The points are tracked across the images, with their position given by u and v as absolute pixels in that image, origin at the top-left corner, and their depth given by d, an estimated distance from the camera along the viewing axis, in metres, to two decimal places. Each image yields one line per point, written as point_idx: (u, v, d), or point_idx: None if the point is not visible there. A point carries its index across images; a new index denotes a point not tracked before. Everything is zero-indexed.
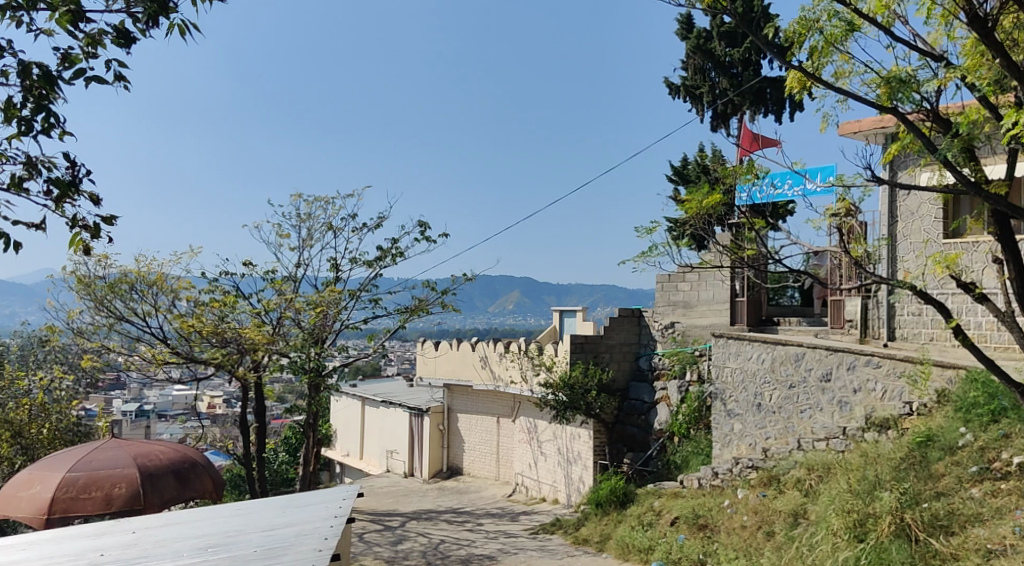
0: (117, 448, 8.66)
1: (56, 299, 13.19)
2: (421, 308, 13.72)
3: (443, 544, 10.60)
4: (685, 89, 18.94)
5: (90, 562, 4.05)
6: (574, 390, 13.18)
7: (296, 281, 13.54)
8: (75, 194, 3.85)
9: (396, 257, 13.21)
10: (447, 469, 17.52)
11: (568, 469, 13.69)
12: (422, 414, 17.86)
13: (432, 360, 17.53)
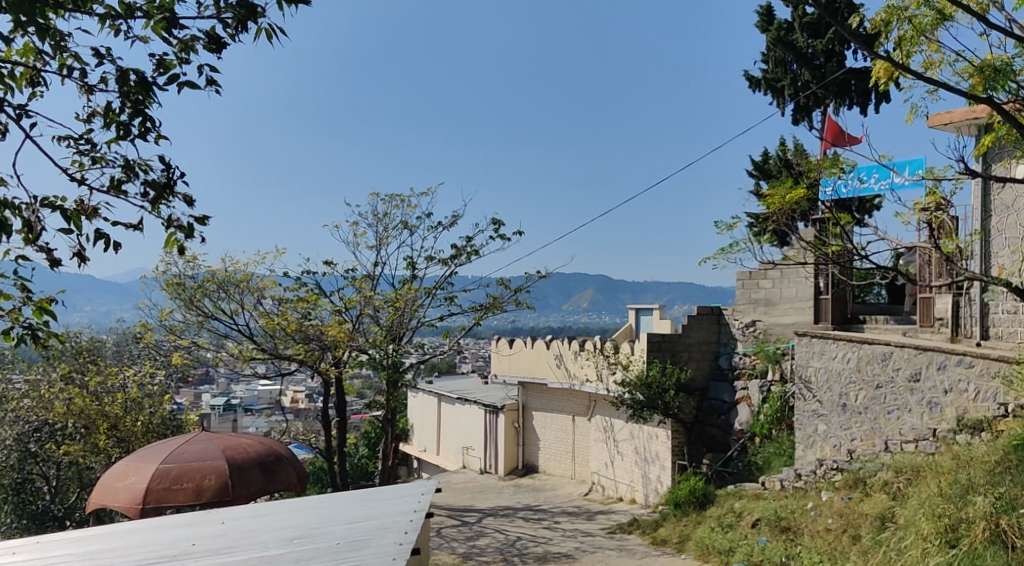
0: (206, 441, 8.96)
1: (148, 298, 13.64)
2: (496, 306, 13.75)
3: (520, 540, 10.66)
4: (766, 82, 18.58)
5: (183, 552, 4.18)
6: (651, 389, 13.04)
7: (373, 278, 13.75)
8: (172, 198, 3.88)
9: (471, 255, 13.28)
10: (523, 467, 17.62)
11: (646, 468, 13.59)
12: (498, 411, 18.04)
13: (507, 357, 17.59)
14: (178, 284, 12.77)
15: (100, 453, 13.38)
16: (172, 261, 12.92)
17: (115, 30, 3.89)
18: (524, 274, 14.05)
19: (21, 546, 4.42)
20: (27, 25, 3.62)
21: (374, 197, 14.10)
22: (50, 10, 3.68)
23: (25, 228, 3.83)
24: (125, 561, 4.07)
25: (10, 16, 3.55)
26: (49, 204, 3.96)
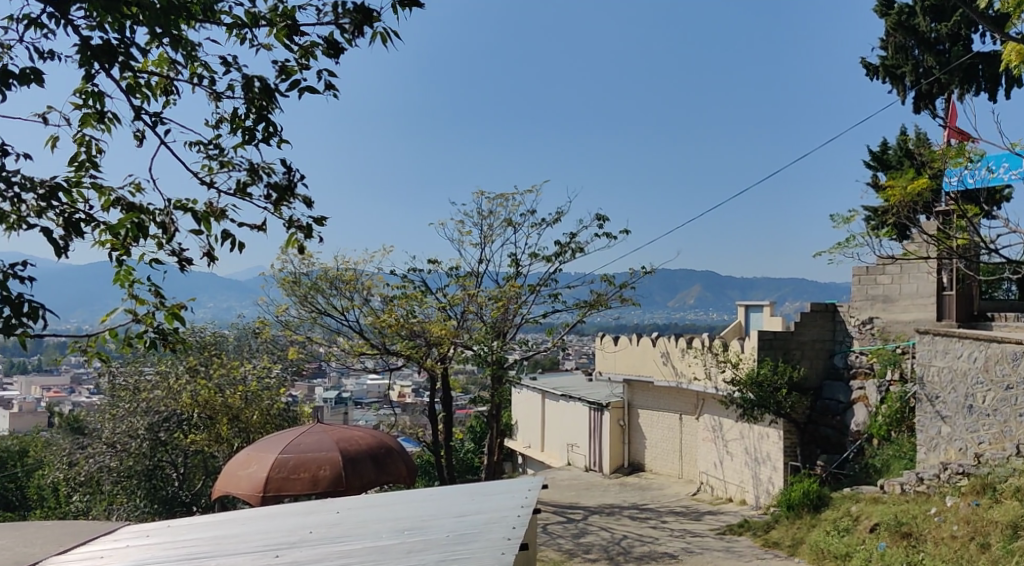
0: (320, 433, 9.29)
1: (266, 295, 14.20)
2: (600, 302, 13.88)
3: (626, 539, 10.60)
4: (885, 69, 18.06)
5: (300, 540, 4.33)
6: (763, 388, 12.80)
7: (478, 276, 13.94)
8: (297, 201, 4.02)
9: (576, 252, 13.30)
10: (628, 465, 17.54)
11: (756, 469, 13.29)
12: (603, 409, 18.08)
13: (612, 354, 17.66)
14: (295, 281, 13.41)
15: (223, 442, 14.11)
16: (288, 259, 13.46)
17: (241, 39, 4.07)
18: (629, 270, 14.02)
19: (153, 530, 4.67)
20: (162, 36, 3.82)
21: (478, 195, 14.38)
22: (184, 21, 3.87)
23: (160, 231, 4.03)
24: (248, 547, 4.25)
25: (148, 29, 3.76)
26: (181, 207, 4.15)
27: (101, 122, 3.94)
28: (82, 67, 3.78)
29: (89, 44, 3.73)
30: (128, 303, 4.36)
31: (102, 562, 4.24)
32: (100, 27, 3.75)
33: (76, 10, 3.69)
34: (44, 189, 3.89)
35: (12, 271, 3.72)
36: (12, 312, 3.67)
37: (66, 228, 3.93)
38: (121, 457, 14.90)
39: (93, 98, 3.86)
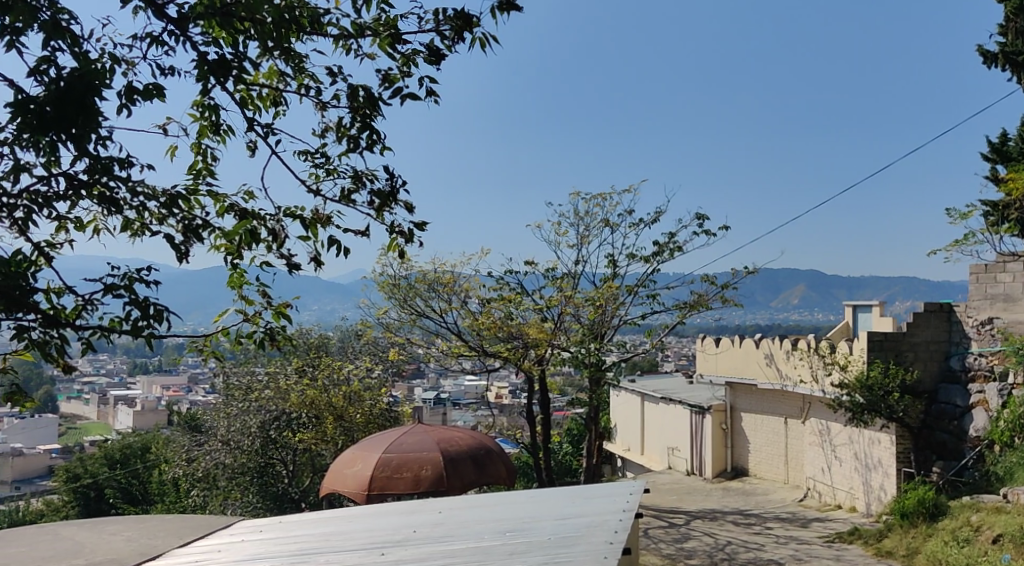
0: (422, 433, 9.49)
1: (367, 298, 14.53)
2: (701, 303, 13.58)
3: (730, 545, 10.42)
4: (1004, 55, 17.01)
5: (405, 539, 4.42)
6: (873, 392, 12.20)
7: (575, 277, 13.91)
8: (402, 207, 4.03)
9: (675, 252, 13.13)
10: (731, 469, 17.23)
11: (867, 476, 12.83)
12: (705, 412, 17.79)
13: (714, 356, 17.39)
14: (394, 284, 13.64)
15: (330, 441, 14.48)
16: (387, 263, 13.71)
17: (347, 50, 4.15)
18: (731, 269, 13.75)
19: (266, 525, 4.84)
20: (273, 49, 3.94)
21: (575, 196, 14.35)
22: (294, 33, 3.98)
23: (271, 236, 4.15)
24: (354, 545, 4.35)
25: (260, 43, 3.89)
26: (291, 213, 4.26)
27: (216, 133, 4.09)
28: (200, 82, 3.93)
29: (206, 59, 3.89)
30: (238, 304, 4.41)
31: (221, 555, 4.43)
32: (216, 43, 3.90)
33: (195, 27, 3.84)
34: (165, 198, 4.06)
35: (139, 276, 4.01)
36: (140, 314, 3.88)
37: (185, 234, 4.09)
38: (234, 454, 15.41)
39: (209, 110, 4.01)
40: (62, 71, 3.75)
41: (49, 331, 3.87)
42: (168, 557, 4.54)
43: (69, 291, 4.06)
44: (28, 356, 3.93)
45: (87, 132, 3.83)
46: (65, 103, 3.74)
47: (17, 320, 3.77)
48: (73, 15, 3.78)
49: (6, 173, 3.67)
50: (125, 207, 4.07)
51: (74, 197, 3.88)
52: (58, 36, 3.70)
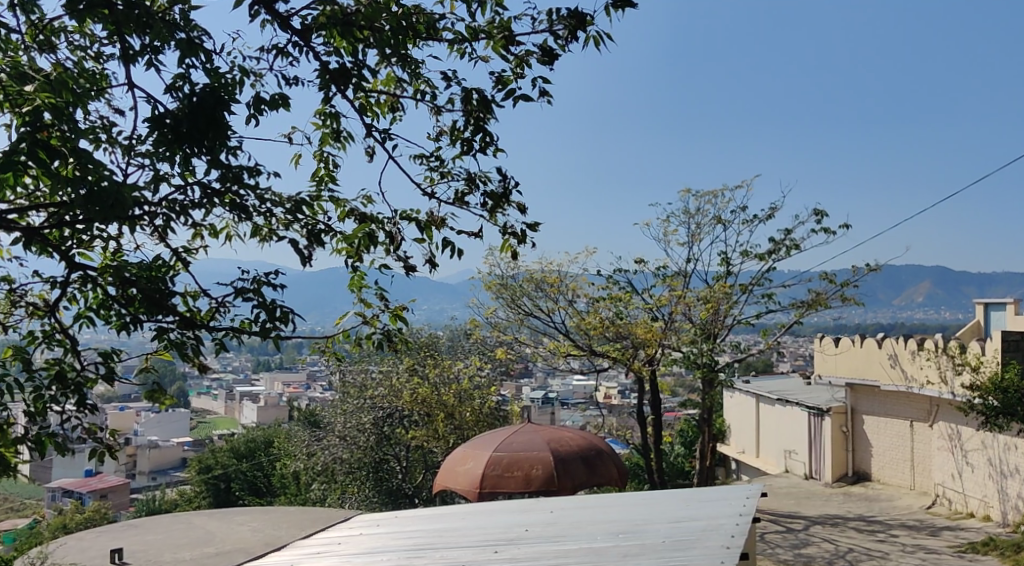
0: (532, 432, 9.65)
1: (476, 298, 14.67)
2: (820, 301, 13.25)
3: (852, 552, 10.08)
4: None
5: (518, 537, 4.43)
6: (1007, 395, 11.44)
7: (686, 277, 13.86)
8: (517, 209, 4.01)
9: (791, 250, 12.81)
10: (854, 474, 16.66)
11: (1002, 483, 12.07)
12: (824, 414, 17.25)
13: (833, 357, 16.78)
14: (502, 283, 13.81)
15: (441, 438, 14.92)
16: (495, 263, 13.86)
17: (461, 54, 4.20)
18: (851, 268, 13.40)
19: (383, 519, 4.93)
20: (391, 56, 4.03)
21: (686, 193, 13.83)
22: (410, 40, 4.06)
23: (389, 239, 4.25)
24: (468, 542, 4.40)
25: (378, 51, 4.00)
26: (407, 217, 4.35)
27: (337, 140, 4.24)
28: (322, 91, 4.08)
29: (328, 68, 4.03)
30: (357, 306, 4.53)
31: (341, 547, 4.53)
32: (337, 52, 4.02)
33: (317, 37, 3.98)
34: (290, 204, 4.25)
35: (267, 279, 4.18)
36: (267, 316, 4.05)
37: (308, 239, 4.27)
38: (352, 449, 15.85)
39: (330, 118, 4.16)
40: (195, 86, 3.97)
41: (185, 332, 4.07)
42: (291, 548, 4.65)
43: (203, 295, 4.33)
44: (166, 356, 4.20)
45: (218, 144, 4.03)
46: (198, 116, 3.93)
47: (158, 321, 4.03)
48: (205, 32, 3.99)
49: (147, 184, 3.96)
50: (253, 214, 4.30)
51: (207, 205, 4.18)
52: (193, 53, 3.93)
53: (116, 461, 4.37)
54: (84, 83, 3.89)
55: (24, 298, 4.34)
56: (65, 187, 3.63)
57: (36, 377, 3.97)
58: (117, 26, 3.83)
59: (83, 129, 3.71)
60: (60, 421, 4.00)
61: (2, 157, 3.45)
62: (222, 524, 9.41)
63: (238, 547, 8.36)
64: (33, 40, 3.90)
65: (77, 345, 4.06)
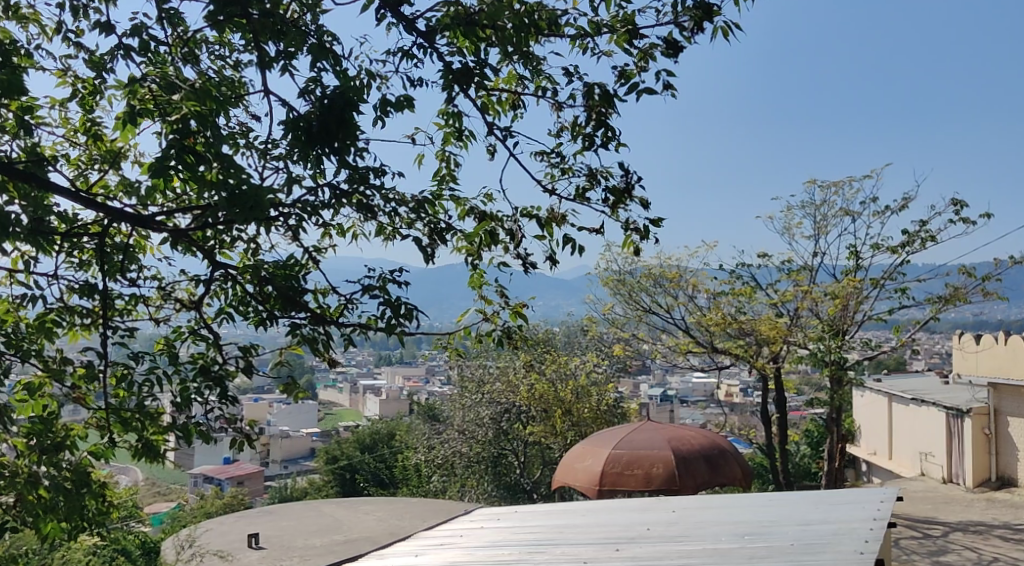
0: (653, 431, 9.73)
1: (593, 293, 14.73)
2: (958, 296, 12.52)
3: (994, 562, 9.52)
4: None
5: (639, 535, 4.39)
6: None
7: (812, 270, 13.44)
8: (641, 204, 3.92)
9: (927, 241, 12.14)
10: (997, 479, 15.75)
11: None
12: (963, 414, 16.41)
13: (974, 355, 15.93)
14: (619, 279, 13.80)
15: (558, 435, 14.98)
16: (611, 258, 13.85)
17: (584, 50, 4.16)
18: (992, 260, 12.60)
19: (502, 513, 4.97)
20: (513, 53, 4.05)
21: (810, 184, 13.20)
22: (533, 38, 4.06)
23: (509, 236, 4.23)
24: (588, 539, 4.38)
25: (501, 49, 4.03)
26: (527, 214, 4.32)
27: (459, 139, 4.28)
28: (446, 91, 4.13)
29: (451, 68, 4.07)
30: (478, 303, 4.52)
31: (461, 540, 4.58)
32: (460, 51, 4.07)
33: (441, 38, 4.03)
34: (413, 204, 4.30)
35: (391, 277, 4.28)
36: (392, 313, 4.15)
37: (431, 236, 4.30)
38: (471, 444, 16.22)
39: (453, 118, 4.20)
40: (326, 89, 4.11)
41: (317, 328, 4.24)
42: (414, 538, 4.75)
43: (333, 292, 4.46)
44: (298, 350, 4.34)
45: (347, 145, 4.15)
46: (329, 118, 4.08)
47: (291, 318, 4.22)
48: (335, 36, 4.12)
49: (282, 186, 4.14)
50: (380, 213, 4.39)
51: (336, 205, 4.31)
52: (324, 57, 4.06)
53: (253, 450, 4.59)
54: (224, 90, 4.10)
55: (172, 295, 4.62)
56: (210, 189, 3.82)
57: (183, 370, 4.16)
58: (255, 35, 4.01)
59: (224, 135, 3.90)
60: (204, 411, 4.16)
61: (154, 163, 3.69)
62: (349, 512, 9.78)
63: (365, 536, 8.66)
64: (179, 52, 4.13)
65: (219, 340, 4.29)
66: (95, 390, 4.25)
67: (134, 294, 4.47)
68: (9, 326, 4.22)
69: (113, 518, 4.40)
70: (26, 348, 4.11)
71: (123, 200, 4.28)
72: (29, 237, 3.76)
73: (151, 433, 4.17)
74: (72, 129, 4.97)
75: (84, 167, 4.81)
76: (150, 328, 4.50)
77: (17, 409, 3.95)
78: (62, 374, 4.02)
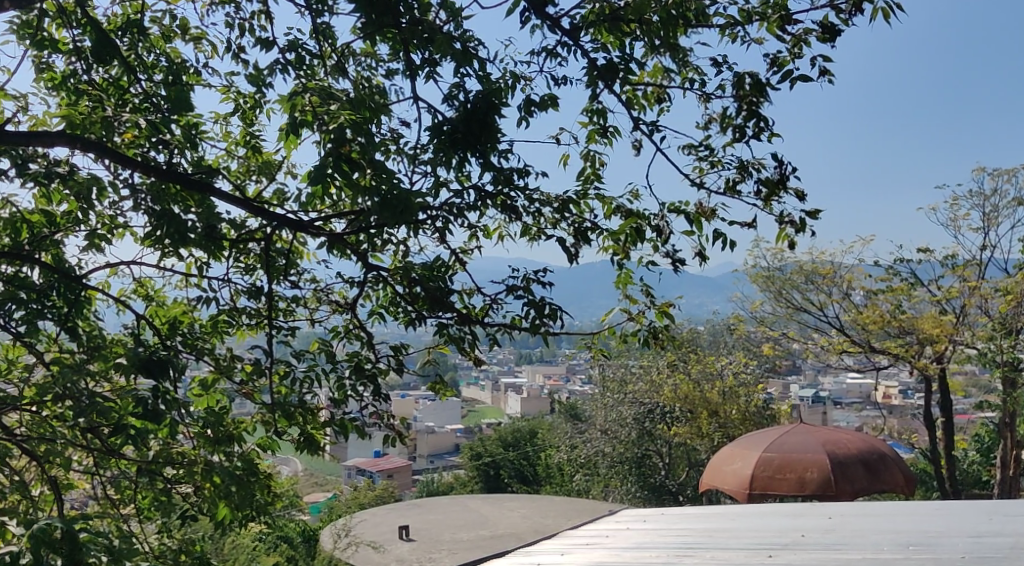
0: (807, 434, 9.46)
1: (740, 292, 14.81)
2: None
3: None
4: None
5: (793, 542, 4.22)
6: None
7: (979, 265, 12.45)
8: (797, 194, 3.77)
9: None
10: None
11: None
12: None
13: None
14: (768, 276, 13.66)
15: (704, 436, 14.82)
16: (761, 255, 13.70)
17: (733, 39, 4.04)
18: None
19: (649, 515, 4.92)
20: (660, 47, 3.97)
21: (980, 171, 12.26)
22: (681, 29, 3.96)
23: (655, 232, 4.16)
24: (739, 543, 4.26)
25: (647, 42, 3.96)
26: (675, 210, 4.23)
27: (604, 136, 4.25)
28: (591, 88, 4.09)
29: (596, 65, 4.04)
30: (622, 303, 4.45)
31: (607, 540, 4.56)
32: (605, 48, 4.04)
33: (586, 35, 4.02)
34: (558, 203, 4.31)
35: (536, 277, 4.27)
36: (535, 313, 4.15)
37: (575, 236, 4.27)
38: (613, 444, 16.21)
39: (598, 114, 4.18)
40: (469, 93, 4.16)
41: (463, 328, 4.36)
42: (559, 537, 4.77)
43: (477, 292, 4.53)
44: (445, 349, 4.49)
45: (490, 147, 4.20)
46: (472, 122, 4.12)
47: (438, 318, 4.30)
48: (478, 40, 4.17)
49: (429, 189, 4.25)
50: (523, 213, 4.44)
51: (482, 207, 4.38)
52: (469, 61, 4.12)
53: (404, 445, 4.74)
54: (375, 99, 4.24)
55: (328, 296, 4.83)
56: (363, 195, 3.95)
57: (340, 367, 4.37)
58: (404, 44, 4.12)
59: (376, 141, 4.06)
60: (359, 407, 4.38)
61: (314, 170, 3.83)
62: (495, 509, 9.97)
63: (510, 532, 8.81)
64: (330, 64, 4.30)
65: (372, 340, 4.50)
66: (260, 387, 4.51)
67: (293, 295, 4.72)
68: (185, 326, 4.57)
69: (278, 508, 4.65)
70: (200, 346, 4.40)
71: (282, 207, 4.52)
72: (202, 243, 4.04)
73: (312, 428, 4.37)
74: (232, 142, 5.26)
75: (242, 177, 5.08)
76: (307, 328, 4.71)
77: (194, 403, 4.22)
78: (232, 370, 4.30)
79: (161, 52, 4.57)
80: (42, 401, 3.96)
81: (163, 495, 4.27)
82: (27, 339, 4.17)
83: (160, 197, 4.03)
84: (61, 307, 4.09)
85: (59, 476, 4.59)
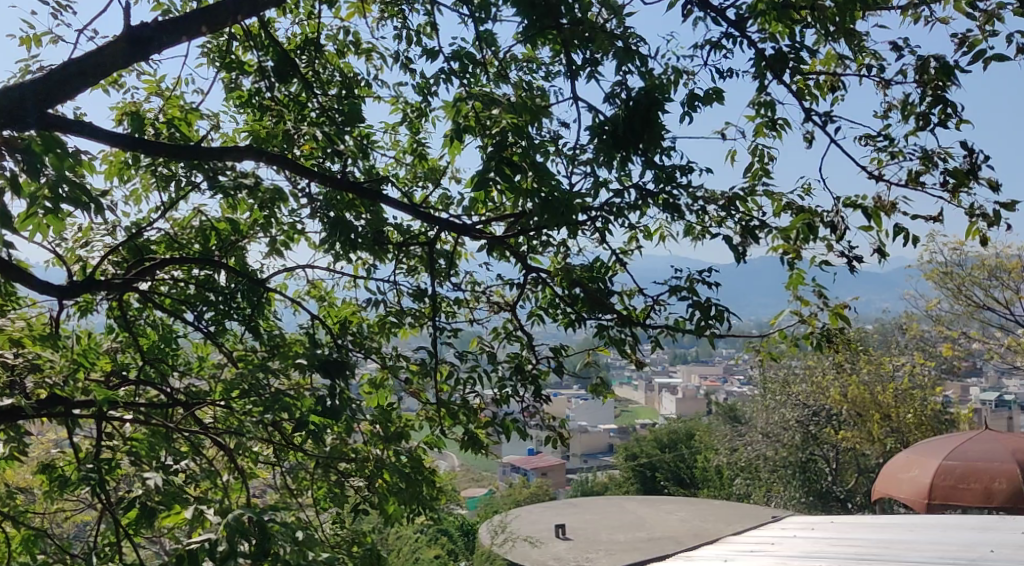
0: (993, 441, 8.87)
1: (914, 290, 14.74)
2: None
3: None
4: None
5: (981, 557, 3.91)
6: None
7: None
8: (991, 184, 3.50)
9: None
10: None
11: None
12: None
13: None
14: (946, 272, 13.43)
15: (875, 441, 14.38)
16: (937, 251, 13.56)
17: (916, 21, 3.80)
18: None
19: (818, 524, 4.73)
20: (833, 34, 3.80)
21: None
22: (856, 14, 3.77)
23: (829, 228, 3.95)
24: (920, 555, 4.01)
25: (819, 28, 3.79)
26: (852, 205, 4.02)
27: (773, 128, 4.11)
28: (758, 79, 3.96)
29: (764, 55, 3.90)
30: (794, 304, 4.31)
31: (773, 548, 4.42)
32: (773, 37, 3.90)
33: (753, 25, 3.90)
34: (723, 201, 4.19)
35: (701, 277, 4.15)
36: (702, 315, 4.04)
37: (743, 234, 4.15)
38: (776, 447, 15.74)
39: (766, 107, 4.05)
40: (632, 90, 4.10)
41: (624, 329, 4.27)
42: (721, 542, 4.67)
43: (640, 293, 4.47)
44: (607, 351, 4.44)
45: (653, 144, 4.13)
46: (635, 119, 4.06)
47: (599, 318, 4.29)
48: (640, 37, 4.11)
49: (590, 189, 4.25)
50: (686, 212, 4.34)
51: (643, 206, 4.33)
52: (631, 58, 4.07)
53: (566, 447, 4.75)
54: (536, 101, 4.27)
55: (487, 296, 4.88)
56: (524, 197, 3.96)
57: (501, 368, 4.45)
58: (565, 44, 4.13)
59: (537, 144, 4.08)
60: (520, 407, 4.42)
61: (476, 176, 3.90)
62: (652, 511, 9.89)
63: (669, 535, 8.72)
64: (492, 69, 4.37)
65: (532, 340, 4.55)
66: (425, 385, 4.63)
67: (455, 296, 4.83)
68: (355, 325, 4.79)
69: (442, 504, 4.78)
70: (368, 345, 4.56)
71: (447, 211, 4.63)
72: (370, 246, 4.19)
73: (473, 427, 4.42)
74: (401, 150, 5.44)
75: (410, 183, 5.21)
76: (467, 328, 4.80)
77: (364, 400, 4.34)
78: (398, 369, 4.44)
79: (336, 67, 4.78)
80: (230, 396, 4.22)
81: (337, 487, 4.46)
82: (216, 337, 4.47)
83: (333, 204, 4.21)
84: (245, 309, 4.41)
85: (245, 465, 4.90)
